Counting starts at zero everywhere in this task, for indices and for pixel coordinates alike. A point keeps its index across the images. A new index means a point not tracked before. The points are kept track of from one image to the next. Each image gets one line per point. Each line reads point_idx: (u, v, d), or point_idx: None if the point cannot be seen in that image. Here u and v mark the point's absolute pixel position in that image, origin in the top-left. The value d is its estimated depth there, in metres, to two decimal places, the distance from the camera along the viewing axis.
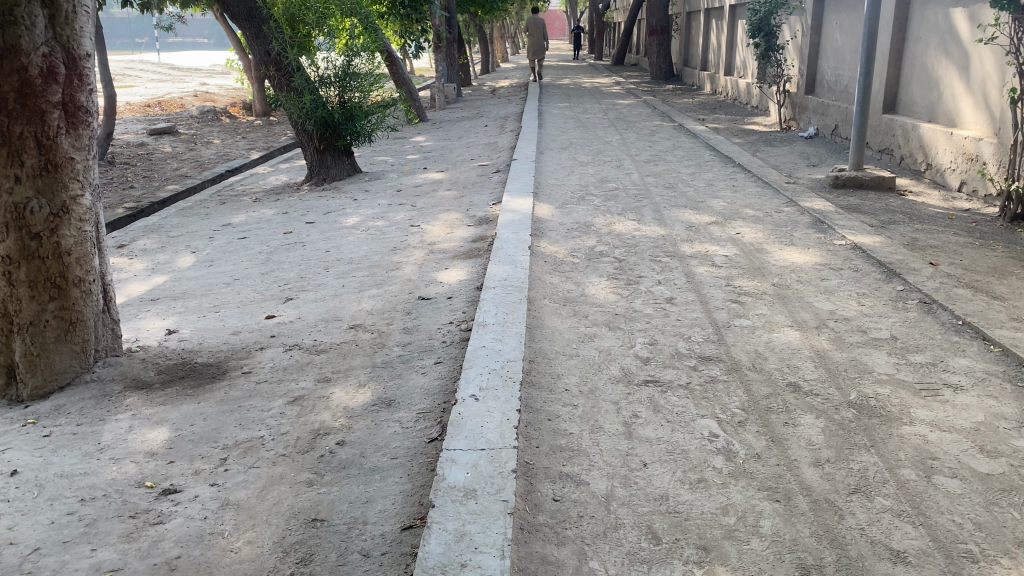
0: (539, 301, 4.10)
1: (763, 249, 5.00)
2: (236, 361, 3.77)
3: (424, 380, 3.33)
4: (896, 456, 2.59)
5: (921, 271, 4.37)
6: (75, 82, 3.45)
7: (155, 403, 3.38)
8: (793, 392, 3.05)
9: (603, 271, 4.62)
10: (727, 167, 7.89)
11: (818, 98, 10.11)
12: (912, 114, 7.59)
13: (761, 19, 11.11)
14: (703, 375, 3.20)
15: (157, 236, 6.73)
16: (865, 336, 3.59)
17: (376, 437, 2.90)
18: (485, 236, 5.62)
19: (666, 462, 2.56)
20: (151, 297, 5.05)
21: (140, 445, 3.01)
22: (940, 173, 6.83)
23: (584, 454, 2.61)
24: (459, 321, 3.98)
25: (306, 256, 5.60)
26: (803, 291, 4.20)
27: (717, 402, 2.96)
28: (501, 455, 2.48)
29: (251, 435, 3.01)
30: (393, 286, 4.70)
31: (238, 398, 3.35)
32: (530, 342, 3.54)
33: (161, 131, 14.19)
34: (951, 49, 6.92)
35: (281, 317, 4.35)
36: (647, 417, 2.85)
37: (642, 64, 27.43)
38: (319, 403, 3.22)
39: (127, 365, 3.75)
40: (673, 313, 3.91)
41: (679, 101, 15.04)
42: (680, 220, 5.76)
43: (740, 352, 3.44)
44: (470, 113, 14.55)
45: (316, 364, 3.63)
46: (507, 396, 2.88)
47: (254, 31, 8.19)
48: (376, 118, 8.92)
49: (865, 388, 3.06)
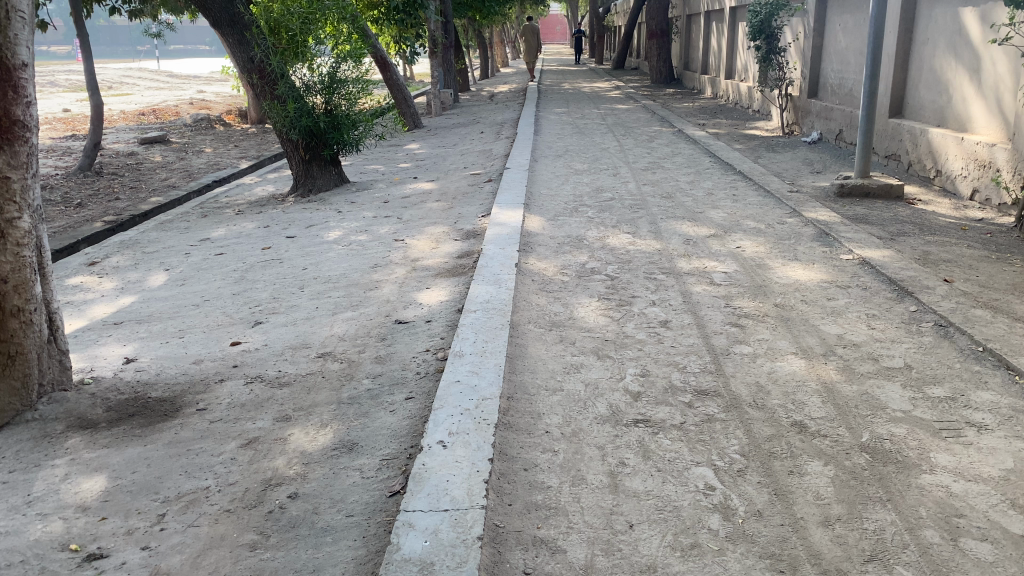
0: (523, 326, 3.80)
1: (764, 265, 4.69)
2: (193, 395, 3.46)
3: (392, 420, 3.02)
4: (916, 513, 2.28)
5: (935, 290, 4.05)
6: (10, 94, 3.17)
7: (98, 445, 3.08)
8: (798, 433, 2.74)
9: (594, 290, 4.31)
10: (727, 175, 7.58)
11: (822, 102, 9.78)
12: (920, 119, 7.28)
13: (761, 21, 10.73)
14: (698, 414, 2.88)
15: (131, 252, 6.44)
16: (877, 364, 3.28)
17: (333, 489, 2.59)
18: (471, 251, 5.32)
19: (655, 522, 2.25)
20: (115, 321, 4.75)
21: (72, 498, 2.71)
22: (951, 180, 6.52)
23: (562, 514, 2.30)
24: (436, 348, 3.68)
25: (282, 274, 5.30)
26: (808, 312, 3.90)
27: (713, 446, 2.66)
28: (465, 518, 2.19)
29: (196, 486, 2.70)
30: (369, 308, 4.40)
31: (188, 441, 3.04)
32: (511, 375, 3.23)
33: (153, 139, 13.89)
34: (960, 51, 6.62)
35: (247, 344, 4.05)
36: (636, 466, 2.54)
37: (642, 68, 27.11)
38: (275, 447, 2.92)
39: (74, 400, 3.45)
40: (668, 339, 3.60)
41: (680, 105, 14.76)
42: (677, 233, 5.46)
43: (740, 384, 3.12)
44: (466, 119, 14.24)
45: (277, 400, 3.32)
46: (478, 443, 2.58)
47: (237, 38, 7.87)
48: (363, 127, 8.65)
49: (878, 428, 2.76)
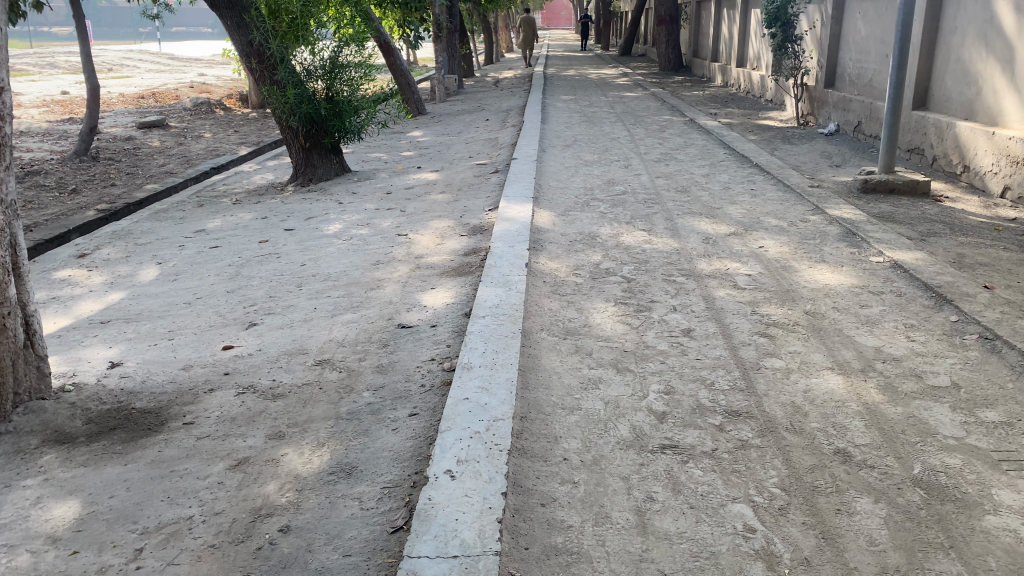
0: (535, 334, 3.54)
1: (790, 267, 4.43)
2: (179, 407, 3.20)
3: (394, 440, 2.77)
4: (984, 564, 2.03)
5: (977, 298, 3.78)
6: None
7: (74, 463, 2.83)
8: (843, 463, 2.48)
9: (610, 294, 4.06)
10: (743, 167, 7.30)
11: (839, 93, 9.47)
12: (946, 112, 6.99)
13: (778, 7, 10.39)
14: (731, 439, 2.62)
15: (122, 244, 6.17)
16: (921, 383, 3.02)
17: (328, 522, 2.34)
18: (478, 248, 5.06)
19: (691, 572, 2.01)
20: (102, 319, 4.48)
21: (42, 527, 2.46)
22: (979, 177, 6.25)
23: (586, 561, 2.05)
24: (442, 358, 3.42)
25: (278, 270, 5.04)
26: (841, 321, 3.63)
27: (750, 478, 2.40)
28: (477, 567, 1.94)
29: (179, 515, 2.45)
30: (370, 309, 4.15)
31: (172, 460, 2.79)
32: (524, 391, 2.97)
33: (152, 123, 13.58)
34: (991, 41, 6.32)
35: (239, 348, 3.79)
36: (665, 502, 2.29)
37: (649, 55, 26.71)
38: (266, 470, 2.67)
39: (52, 410, 3.19)
40: (693, 351, 3.33)
41: (690, 93, 14.46)
42: (695, 231, 5.19)
43: (776, 404, 2.86)
44: (471, 106, 13.94)
45: (270, 415, 3.07)
46: (490, 473, 2.33)
47: (235, 20, 7.58)
48: (365, 113, 8.37)
49: (931, 458, 2.50)
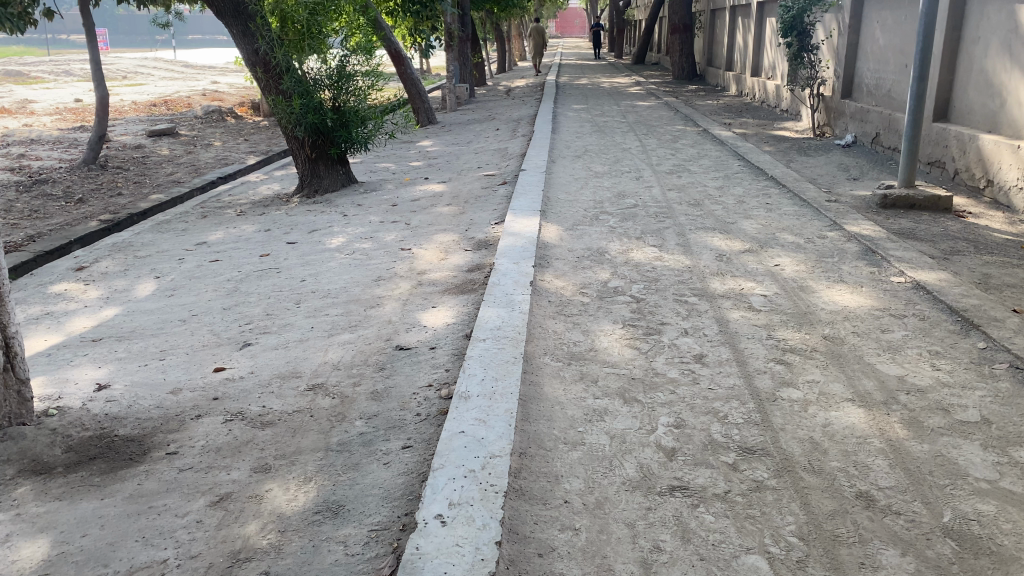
0: (538, 359, 3.37)
1: (806, 287, 4.25)
2: (163, 435, 3.05)
3: (386, 476, 2.60)
4: None
5: (1005, 323, 3.58)
6: None
7: (49, 497, 2.68)
8: (865, 508, 2.30)
9: (618, 315, 3.88)
10: (758, 180, 7.11)
11: (857, 103, 9.27)
12: (968, 124, 6.79)
13: (793, 17, 10.00)
14: (746, 480, 2.44)
15: (121, 256, 6.06)
16: (948, 418, 2.82)
17: (310, 570, 2.18)
18: (482, 264, 4.90)
19: None
20: (94, 337, 4.34)
21: (8, 569, 2.31)
22: (1003, 192, 6.04)
23: None
24: (440, 384, 3.25)
25: (277, 286, 4.90)
26: (862, 348, 3.44)
27: (766, 525, 2.22)
28: None
29: (153, 557, 2.30)
30: (368, 329, 3.99)
31: (151, 495, 2.64)
32: (524, 424, 2.80)
33: (162, 131, 13.53)
34: (1016, 52, 6.12)
35: (231, 371, 3.64)
36: (674, 552, 2.11)
37: (662, 65, 26.56)
38: (248, 508, 2.51)
39: (31, 437, 3.04)
40: (704, 379, 3.16)
41: (703, 103, 14.27)
42: (708, 247, 5.01)
43: (792, 440, 2.68)
44: (482, 115, 13.81)
45: (257, 445, 2.91)
46: (483, 519, 2.16)
47: (241, 29, 7.45)
48: (372, 123, 8.24)
49: (961, 504, 2.31)
